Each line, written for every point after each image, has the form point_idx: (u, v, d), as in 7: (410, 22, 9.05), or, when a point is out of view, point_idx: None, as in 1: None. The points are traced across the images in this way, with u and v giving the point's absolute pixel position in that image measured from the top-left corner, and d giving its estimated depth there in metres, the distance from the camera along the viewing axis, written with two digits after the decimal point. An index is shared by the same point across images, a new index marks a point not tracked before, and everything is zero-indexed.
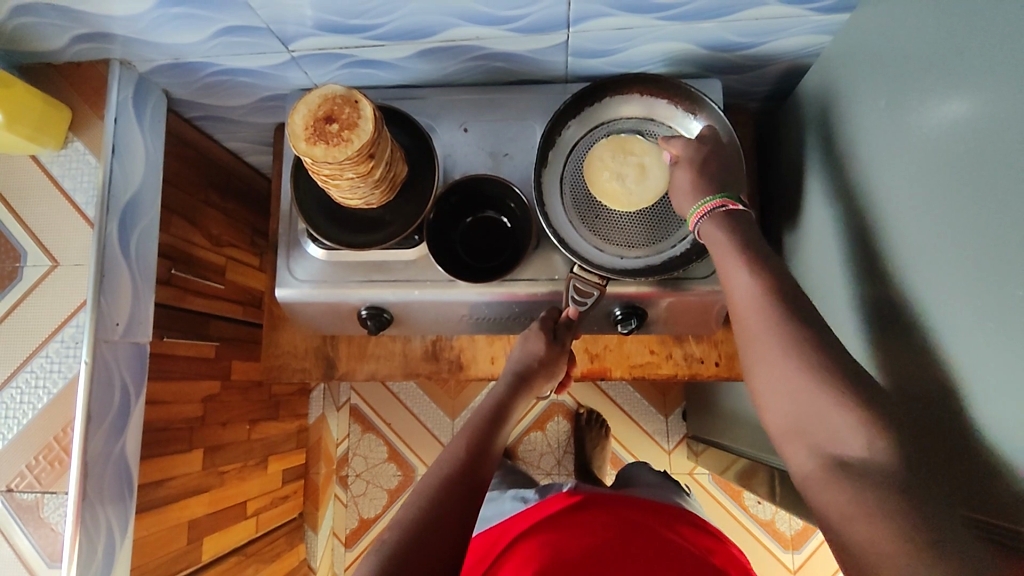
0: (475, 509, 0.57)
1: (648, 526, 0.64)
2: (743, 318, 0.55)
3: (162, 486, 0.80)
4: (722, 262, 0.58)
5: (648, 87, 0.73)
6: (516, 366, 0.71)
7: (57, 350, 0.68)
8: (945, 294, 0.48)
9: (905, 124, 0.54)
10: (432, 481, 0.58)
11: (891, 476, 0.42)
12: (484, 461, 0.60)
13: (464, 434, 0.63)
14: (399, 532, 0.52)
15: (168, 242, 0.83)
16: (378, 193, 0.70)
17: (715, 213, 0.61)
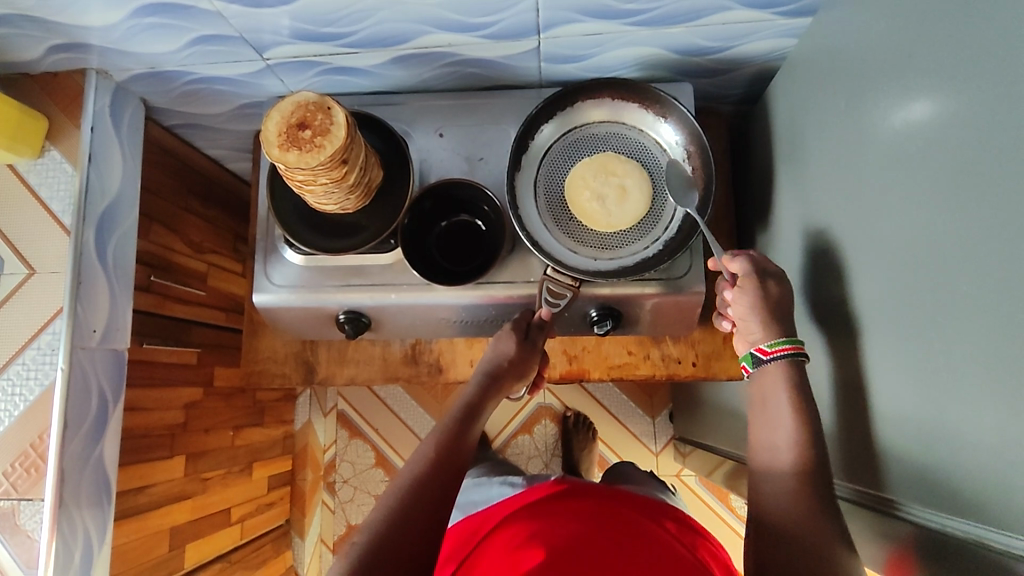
0: (446, 509, 0.57)
1: (631, 508, 0.62)
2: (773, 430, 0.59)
3: (144, 493, 0.80)
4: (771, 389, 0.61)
5: (620, 91, 0.73)
6: (488, 365, 0.71)
7: (34, 357, 0.68)
8: (906, 291, 0.49)
9: (866, 126, 0.55)
10: (404, 479, 0.58)
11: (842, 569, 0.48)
12: (456, 458, 0.61)
13: (436, 433, 0.64)
14: (371, 532, 0.53)
15: (147, 249, 0.83)
16: (353, 198, 0.70)
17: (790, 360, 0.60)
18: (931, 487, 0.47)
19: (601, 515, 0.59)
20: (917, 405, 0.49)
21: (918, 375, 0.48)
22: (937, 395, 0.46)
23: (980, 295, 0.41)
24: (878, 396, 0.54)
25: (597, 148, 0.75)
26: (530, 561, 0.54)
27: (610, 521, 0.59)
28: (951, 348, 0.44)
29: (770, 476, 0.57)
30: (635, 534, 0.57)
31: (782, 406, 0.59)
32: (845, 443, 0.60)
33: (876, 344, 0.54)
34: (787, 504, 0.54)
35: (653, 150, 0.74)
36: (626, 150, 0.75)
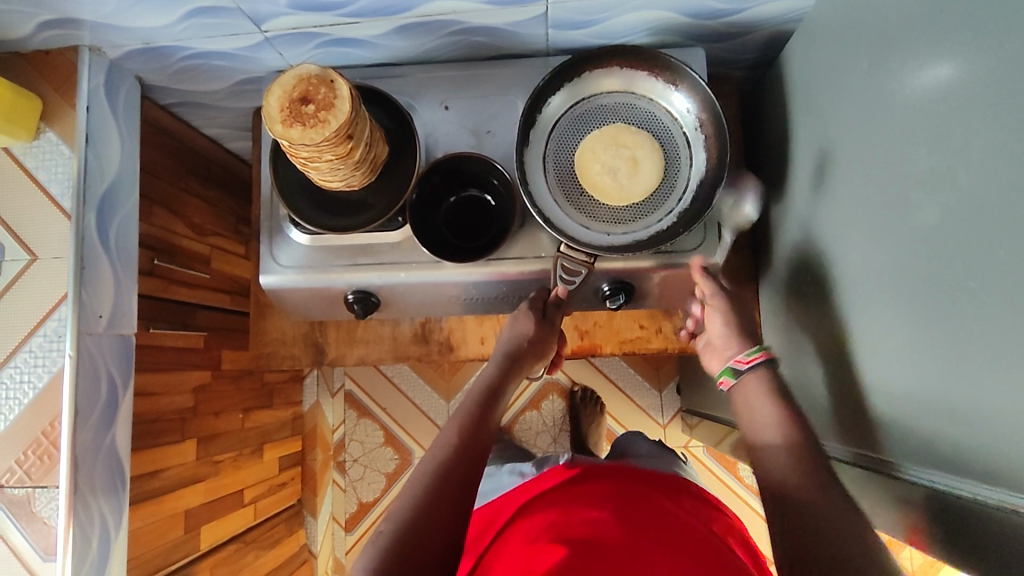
0: (472, 493, 0.57)
1: (653, 492, 0.62)
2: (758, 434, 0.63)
3: (156, 477, 0.80)
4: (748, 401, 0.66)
5: (628, 59, 0.71)
6: (506, 347, 0.71)
7: (40, 344, 0.67)
8: (929, 257, 0.48)
9: (887, 88, 0.53)
10: (430, 465, 0.58)
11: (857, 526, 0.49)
12: (478, 443, 0.61)
13: (457, 419, 0.63)
14: (400, 518, 0.53)
15: (149, 232, 0.82)
16: (359, 175, 0.69)
17: (762, 366, 0.67)
18: (954, 458, 0.46)
19: (627, 501, 0.60)
20: (942, 378, 0.47)
21: (939, 344, 0.47)
22: (961, 366, 0.45)
23: (1006, 262, 0.40)
24: (898, 366, 0.53)
25: (606, 120, 0.73)
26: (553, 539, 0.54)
27: (637, 506, 0.59)
28: (973, 316, 0.43)
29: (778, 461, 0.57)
30: (661, 516, 0.57)
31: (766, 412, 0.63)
32: (857, 414, 0.60)
33: (896, 313, 0.53)
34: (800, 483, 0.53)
35: (665, 120, 0.72)
36: (636, 120, 0.73)
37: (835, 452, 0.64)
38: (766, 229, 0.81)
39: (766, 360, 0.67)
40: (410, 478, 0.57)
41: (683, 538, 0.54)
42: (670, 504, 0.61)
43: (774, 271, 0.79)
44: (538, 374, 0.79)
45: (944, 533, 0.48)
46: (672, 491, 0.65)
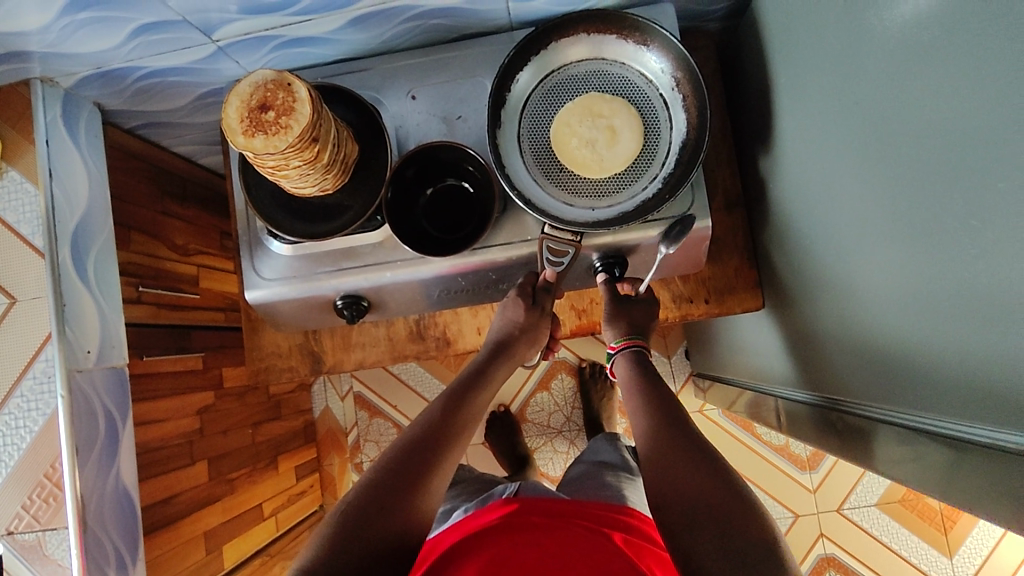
0: (438, 466, 0.58)
1: (612, 518, 0.63)
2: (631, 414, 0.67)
3: (169, 504, 0.79)
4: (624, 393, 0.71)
5: (595, 24, 0.68)
6: (497, 335, 0.71)
7: (31, 388, 0.66)
8: (925, 204, 0.46)
9: (864, 26, 0.50)
10: (400, 444, 0.59)
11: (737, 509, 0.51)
12: (453, 421, 0.62)
13: (440, 401, 0.64)
14: (361, 488, 0.54)
15: (131, 260, 0.80)
16: (331, 177, 0.67)
17: (627, 352, 0.73)
18: (963, 404, 0.45)
19: (585, 527, 0.60)
20: (952, 327, 0.45)
21: (941, 290, 0.45)
22: (969, 310, 0.42)
23: (1001, 199, 0.38)
24: (900, 316, 0.51)
25: (579, 91, 0.70)
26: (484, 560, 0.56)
27: (588, 532, 0.59)
28: (975, 257, 0.41)
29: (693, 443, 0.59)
30: (612, 542, 0.58)
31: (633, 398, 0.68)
32: (866, 363, 0.58)
33: (895, 260, 0.51)
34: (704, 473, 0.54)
35: (639, 84, 0.70)
36: (610, 87, 0.70)
37: (851, 404, 0.62)
38: (754, 185, 0.79)
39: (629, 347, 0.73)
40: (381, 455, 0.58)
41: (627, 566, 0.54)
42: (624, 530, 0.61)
43: (768, 228, 0.77)
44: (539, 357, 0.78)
45: (951, 485, 0.46)
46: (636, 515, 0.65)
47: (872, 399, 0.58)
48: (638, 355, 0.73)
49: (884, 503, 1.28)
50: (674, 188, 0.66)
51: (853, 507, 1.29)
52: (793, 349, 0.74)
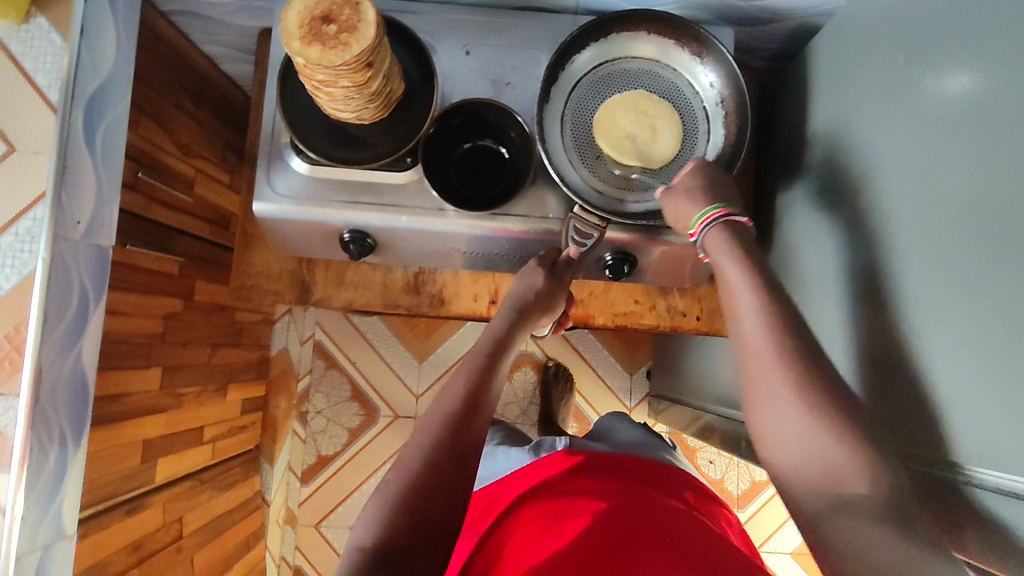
0: (481, 437, 0.51)
1: (672, 494, 0.60)
2: (756, 376, 0.53)
3: (120, 401, 0.76)
4: (726, 281, 0.58)
5: (658, 26, 0.70)
6: (516, 302, 0.67)
7: (11, 244, 0.63)
8: (947, 269, 0.49)
9: (921, 89, 0.53)
10: (439, 416, 0.51)
11: (875, 505, 0.44)
12: (487, 388, 0.55)
13: (466, 365, 0.57)
14: (407, 477, 0.46)
15: (136, 143, 0.76)
16: (372, 108, 0.66)
17: (721, 223, 0.61)
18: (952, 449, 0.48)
19: (624, 497, 0.56)
20: (956, 386, 0.47)
21: (948, 346, 0.48)
22: (979, 375, 0.45)
23: None
24: (895, 360, 0.54)
25: (628, 85, 0.71)
26: (542, 526, 0.53)
27: (632, 503, 0.55)
28: (999, 325, 0.44)
29: (783, 442, 0.50)
30: (663, 514, 0.54)
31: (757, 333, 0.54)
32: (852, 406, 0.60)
33: (904, 316, 0.53)
34: (813, 467, 0.48)
35: (686, 93, 0.71)
36: (658, 88, 0.71)
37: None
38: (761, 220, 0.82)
39: (722, 216, 0.61)
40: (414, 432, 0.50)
41: (704, 538, 0.52)
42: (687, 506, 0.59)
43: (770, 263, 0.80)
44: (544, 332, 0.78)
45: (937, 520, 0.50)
46: (697, 494, 0.63)
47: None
48: (738, 227, 0.61)
49: (796, 552, 1.34)
50: None
51: (769, 551, 1.34)
52: None
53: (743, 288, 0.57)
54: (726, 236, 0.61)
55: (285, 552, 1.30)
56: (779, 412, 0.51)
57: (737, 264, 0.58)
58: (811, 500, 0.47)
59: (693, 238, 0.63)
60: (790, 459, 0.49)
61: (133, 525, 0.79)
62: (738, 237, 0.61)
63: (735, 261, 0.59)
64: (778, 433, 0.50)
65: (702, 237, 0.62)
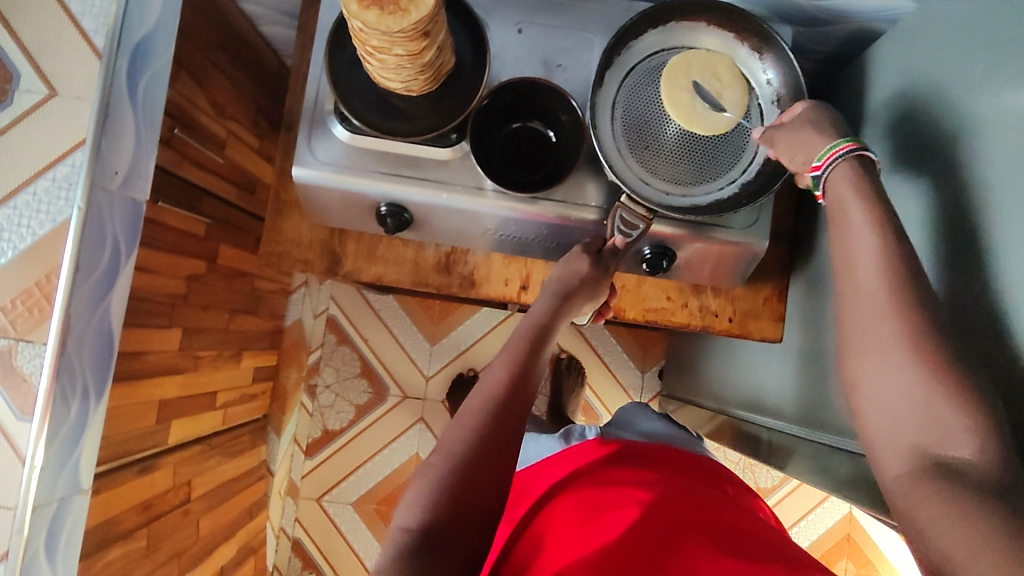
0: (523, 426, 0.51)
1: (714, 488, 0.59)
2: (869, 321, 0.47)
3: (140, 359, 0.75)
4: (844, 212, 0.52)
5: (718, 18, 0.68)
6: (557, 285, 0.65)
7: (47, 189, 0.64)
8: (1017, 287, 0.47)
9: (994, 100, 0.51)
10: (482, 400, 0.50)
11: (986, 478, 0.40)
12: (531, 378, 0.54)
13: (513, 348, 0.56)
14: (452, 459, 0.46)
15: (174, 99, 0.75)
16: (421, 80, 0.64)
17: (851, 158, 0.53)
18: None
19: (665, 492, 0.55)
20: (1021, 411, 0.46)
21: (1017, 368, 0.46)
22: None
23: None
24: None
25: None
26: (581, 516, 0.53)
27: (673, 500, 0.54)
28: None
29: (883, 394, 0.46)
30: (705, 512, 0.53)
31: (876, 280, 0.48)
32: None
33: (965, 333, 0.51)
34: (920, 421, 0.43)
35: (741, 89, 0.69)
36: None
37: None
38: (803, 225, 0.80)
39: (856, 149, 0.53)
40: (455, 416, 0.50)
41: (746, 535, 0.52)
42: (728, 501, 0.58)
43: (808, 269, 0.78)
44: (581, 324, 0.76)
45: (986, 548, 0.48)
46: (736, 488, 0.62)
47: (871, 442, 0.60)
48: (870, 165, 0.53)
49: None
50: (752, 199, 0.66)
51: None
52: (798, 388, 0.76)
53: (863, 232, 0.50)
54: (851, 173, 0.53)
55: (285, 523, 1.29)
56: (890, 367, 0.45)
57: (862, 198, 0.51)
58: (902, 472, 0.43)
59: (815, 172, 0.56)
60: (890, 415, 0.45)
61: (145, 485, 0.79)
62: (866, 175, 0.53)
63: (859, 200, 0.51)
64: (874, 398, 0.46)
65: (828, 169, 0.54)
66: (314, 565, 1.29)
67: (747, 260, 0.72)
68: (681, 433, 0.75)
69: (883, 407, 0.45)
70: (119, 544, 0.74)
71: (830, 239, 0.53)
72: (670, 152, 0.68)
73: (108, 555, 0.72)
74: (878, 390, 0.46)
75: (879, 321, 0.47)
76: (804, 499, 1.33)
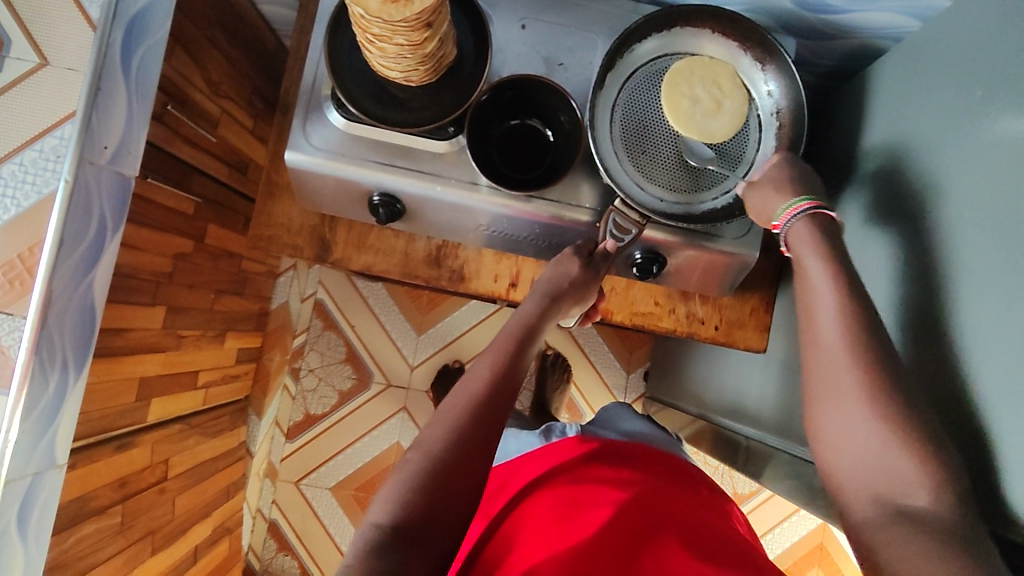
0: (500, 429, 0.51)
1: (692, 492, 0.60)
2: (829, 372, 0.51)
3: (122, 336, 0.74)
4: (802, 266, 0.55)
5: (723, 26, 0.68)
6: (546, 287, 0.65)
7: (33, 160, 0.63)
8: (1001, 314, 0.47)
9: (992, 126, 0.51)
10: (462, 402, 0.51)
11: (941, 519, 0.43)
12: (511, 380, 0.55)
13: (494, 351, 0.57)
14: (428, 461, 0.47)
15: (168, 74, 0.73)
16: (421, 70, 0.63)
17: (809, 215, 0.57)
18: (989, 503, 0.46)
19: (643, 492, 0.56)
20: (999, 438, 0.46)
21: (996, 395, 0.47)
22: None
23: None
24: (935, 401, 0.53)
25: None
26: (558, 513, 0.53)
27: (649, 501, 0.55)
28: None
29: (848, 443, 0.49)
30: (680, 516, 0.54)
31: (834, 332, 0.51)
32: None
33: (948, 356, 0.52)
34: (881, 469, 0.47)
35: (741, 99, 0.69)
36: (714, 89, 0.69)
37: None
38: None
39: (811, 210, 0.57)
40: (434, 416, 0.51)
41: (719, 542, 0.52)
42: (706, 506, 0.58)
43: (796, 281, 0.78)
44: (569, 324, 0.76)
45: None
46: (711, 493, 0.63)
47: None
48: (828, 220, 0.57)
49: None
50: (745, 209, 0.67)
51: None
52: (780, 400, 0.76)
53: (822, 283, 0.53)
54: (808, 227, 0.56)
55: (262, 505, 1.29)
56: (851, 416, 0.49)
57: (820, 250, 0.55)
58: (865, 515, 0.47)
59: (777, 229, 0.59)
60: (855, 466, 0.49)
61: (122, 462, 0.78)
62: (824, 231, 0.56)
63: (817, 254, 0.55)
64: (838, 446, 0.50)
65: (787, 226, 0.58)
66: (289, 548, 1.29)
67: (736, 269, 0.72)
68: (660, 434, 0.76)
69: (846, 455, 0.49)
70: (93, 519, 0.73)
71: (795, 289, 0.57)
72: (666, 158, 0.68)
73: (82, 530, 0.72)
74: (843, 438, 0.50)
75: (839, 371, 0.50)
76: (778, 507, 1.35)
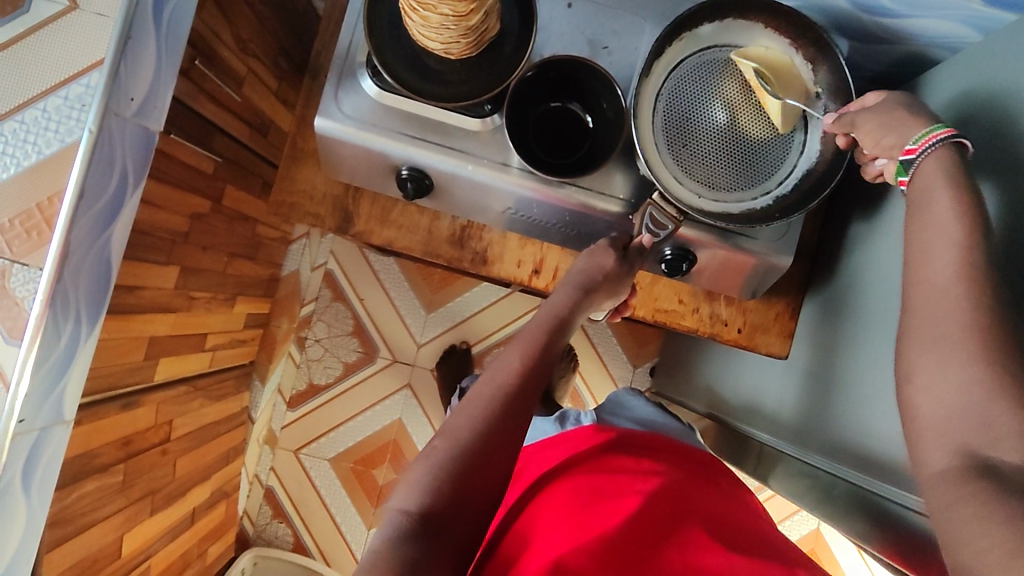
0: (525, 422, 0.50)
1: (716, 494, 0.58)
2: (935, 314, 0.46)
3: (135, 294, 0.72)
4: (929, 196, 0.49)
5: (777, 20, 0.65)
6: (580, 276, 0.63)
7: (58, 107, 0.61)
8: None
9: None
10: (491, 390, 0.50)
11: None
12: (539, 372, 0.53)
13: (523, 342, 0.55)
14: (454, 450, 0.45)
15: (198, 27, 0.71)
16: (462, 43, 0.60)
17: (949, 143, 0.51)
18: None
19: (670, 492, 0.54)
20: None
21: None
22: None
23: None
24: None
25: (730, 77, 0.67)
26: (584, 503, 0.52)
27: (676, 502, 0.53)
28: None
29: (940, 391, 0.44)
30: (707, 521, 0.52)
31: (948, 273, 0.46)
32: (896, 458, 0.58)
33: None
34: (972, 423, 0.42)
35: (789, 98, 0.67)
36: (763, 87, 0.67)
37: (888, 492, 0.57)
38: (827, 243, 0.79)
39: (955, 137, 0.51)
40: (461, 403, 0.50)
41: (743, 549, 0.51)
42: (729, 509, 0.57)
43: (825, 290, 0.77)
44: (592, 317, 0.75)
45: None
46: (735, 492, 0.61)
47: (871, 474, 0.60)
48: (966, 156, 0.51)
49: None
50: (784, 213, 0.65)
51: None
52: (798, 408, 0.75)
53: (945, 231, 0.47)
54: (944, 159, 0.50)
55: (260, 470, 1.29)
56: (949, 363, 0.44)
57: (950, 186, 0.49)
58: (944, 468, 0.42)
59: (907, 156, 0.53)
60: (939, 423, 0.43)
61: (126, 421, 0.77)
62: (959, 166, 0.50)
63: (947, 187, 0.49)
64: (927, 392, 0.45)
65: (923, 154, 0.52)
66: (285, 515, 1.29)
67: (767, 271, 0.71)
68: (674, 424, 0.74)
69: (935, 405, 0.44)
70: (96, 476, 0.73)
71: (908, 228, 0.51)
72: (707, 154, 0.66)
73: (84, 487, 0.71)
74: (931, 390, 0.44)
75: (943, 313, 0.45)
76: (774, 512, 1.34)
